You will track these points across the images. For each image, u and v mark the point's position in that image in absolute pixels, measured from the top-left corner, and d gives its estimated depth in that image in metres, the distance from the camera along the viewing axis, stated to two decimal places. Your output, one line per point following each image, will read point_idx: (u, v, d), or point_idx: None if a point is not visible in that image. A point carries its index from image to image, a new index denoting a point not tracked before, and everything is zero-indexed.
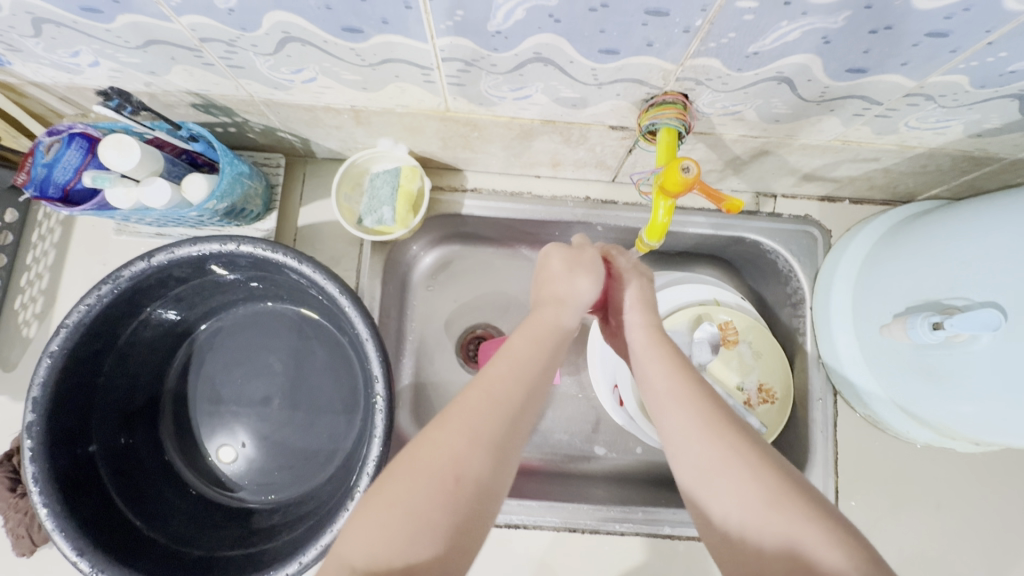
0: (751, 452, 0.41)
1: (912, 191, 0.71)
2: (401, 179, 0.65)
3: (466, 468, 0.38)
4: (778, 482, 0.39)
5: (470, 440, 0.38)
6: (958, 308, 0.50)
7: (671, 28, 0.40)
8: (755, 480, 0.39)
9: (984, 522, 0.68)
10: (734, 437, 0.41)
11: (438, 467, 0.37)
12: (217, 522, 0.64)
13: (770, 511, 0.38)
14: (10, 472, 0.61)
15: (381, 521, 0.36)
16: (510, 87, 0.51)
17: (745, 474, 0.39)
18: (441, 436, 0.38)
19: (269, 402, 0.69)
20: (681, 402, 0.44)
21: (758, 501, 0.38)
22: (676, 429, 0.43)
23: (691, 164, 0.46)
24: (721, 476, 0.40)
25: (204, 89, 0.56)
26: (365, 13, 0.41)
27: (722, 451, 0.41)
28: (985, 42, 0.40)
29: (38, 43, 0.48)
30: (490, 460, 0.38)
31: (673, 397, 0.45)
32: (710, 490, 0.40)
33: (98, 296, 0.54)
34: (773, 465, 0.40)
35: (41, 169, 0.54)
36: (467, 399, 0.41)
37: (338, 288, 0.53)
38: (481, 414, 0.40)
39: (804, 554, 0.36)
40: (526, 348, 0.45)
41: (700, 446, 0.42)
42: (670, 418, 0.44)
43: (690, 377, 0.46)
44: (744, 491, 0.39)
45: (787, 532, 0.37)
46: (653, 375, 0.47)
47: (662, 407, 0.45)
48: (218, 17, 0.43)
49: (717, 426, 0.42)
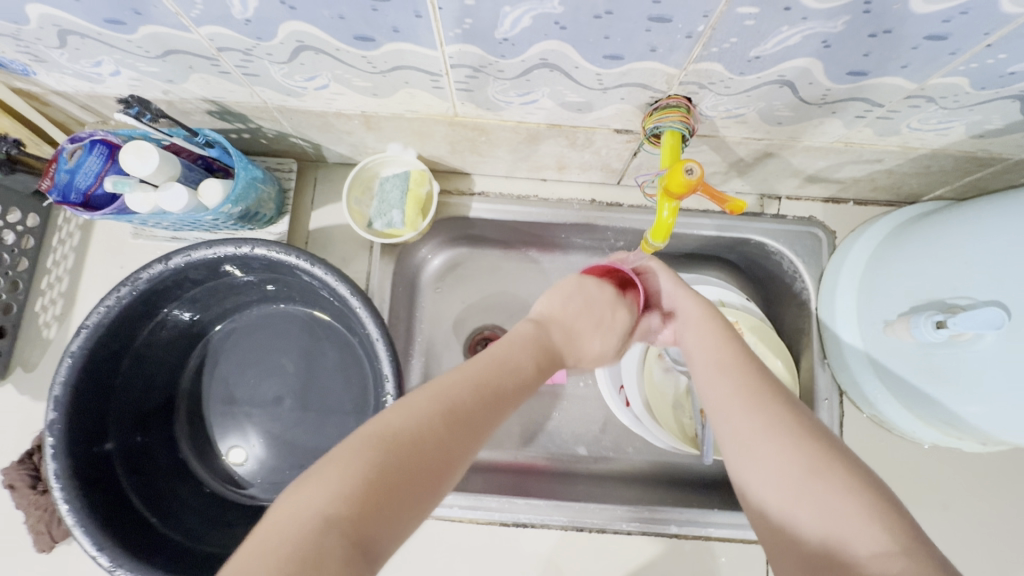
0: (790, 423, 0.42)
1: (916, 192, 0.71)
2: (411, 183, 0.67)
3: (437, 438, 0.37)
4: (819, 452, 0.40)
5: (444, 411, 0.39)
6: (962, 307, 0.51)
7: (674, 34, 0.41)
8: (795, 449, 0.40)
9: (993, 522, 0.68)
10: (775, 409, 0.44)
11: (415, 432, 0.37)
12: (229, 520, 0.65)
13: (807, 478, 0.39)
14: (30, 470, 0.63)
15: (350, 474, 0.33)
16: (516, 92, 0.52)
17: (784, 441, 0.41)
18: (421, 403, 0.39)
19: (281, 402, 0.71)
20: (729, 370, 0.49)
21: (796, 466, 0.40)
22: (722, 398, 0.47)
23: (695, 165, 0.47)
24: (763, 441, 0.42)
25: (219, 97, 0.57)
26: (376, 22, 0.42)
27: (763, 419, 0.43)
28: (983, 45, 0.40)
29: (62, 54, 0.50)
30: (461, 434, 0.39)
31: (720, 367, 0.49)
32: (751, 457, 0.42)
33: (117, 297, 0.56)
34: (817, 437, 0.41)
35: (63, 174, 0.56)
36: (452, 379, 0.42)
37: (349, 289, 0.55)
38: (460, 387, 0.41)
39: (839, 520, 0.36)
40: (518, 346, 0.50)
41: (744, 414, 0.45)
42: (716, 388, 0.48)
43: (739, 354, 0.50)
44: (784, 456, 0.41)
45: (825, 501, 0.37)
46: (705, 354, 0.52)
47: (709, 380, 0.49)
48: (235, 27, 0.44)
49: (760, 399, 0.45)
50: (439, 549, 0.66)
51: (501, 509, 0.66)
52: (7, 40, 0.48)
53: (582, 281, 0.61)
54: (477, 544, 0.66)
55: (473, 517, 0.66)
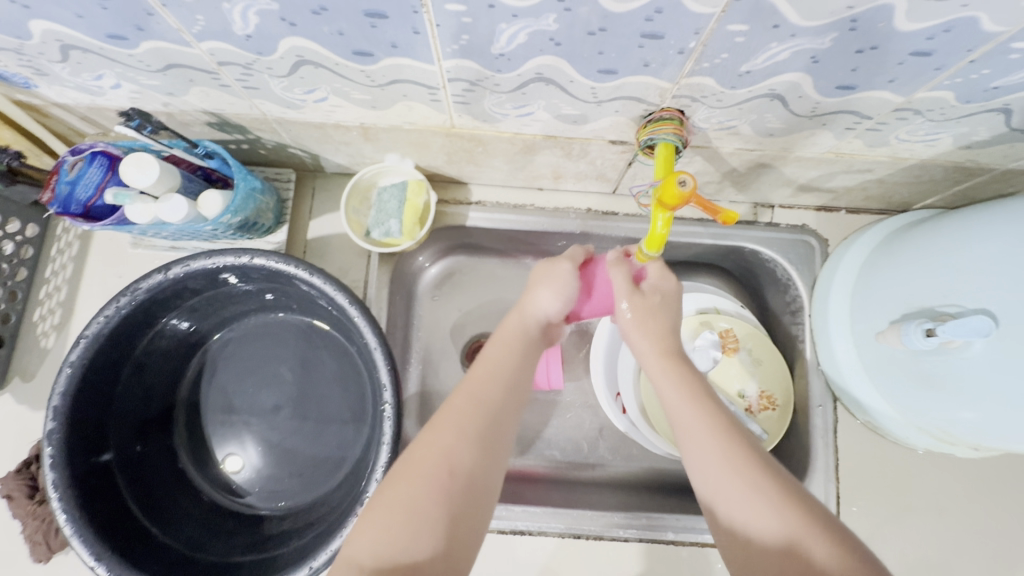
0: (773, 493, 0.42)
1: (906, 200, 0.72)
2: (408, 193, 0.67)
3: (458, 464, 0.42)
4: (802, 522, 0.40)
5: (463, 442, 0.43)
6: (951, 315, 0.52)
7: (667, 50, 0.42)
8: (779, 521, 0.40)
9: (985, 529, 0.69)
10: (757, 479, 0.42)
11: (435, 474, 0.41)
12: (228, 529, 0.65)
13: (791, 549, 0.39)
14: (28, 480, 0.63)
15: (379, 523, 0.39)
16: (512, 105, 0.53)
17: (769, 509, 0.41)
18: (441, 442, 0.43)
19: (279, 411, 0.71)
20: (699, 426, 0.46)
21: (782, 535, 0.40)
22: (702, 463, 0.45)
23: (688, 178, 0.48)
24: (747, 511, 0.41)
25: (219, 109, 0.58)
26: (375, 38, 0.43)
27: (746, 489, 0.42)
28: (968, 60, 0.41)
29: (64, 68, 0.51)
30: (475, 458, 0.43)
31: (692, 426, 0.47)
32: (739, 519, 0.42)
33: (116, 307, 0.56)
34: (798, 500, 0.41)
35: (64, 186, 0.56)
36: (457, 409, 0.45)
37: (347, 298, 0.55)
38: (459, 420, 0.44)
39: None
40: (499, 354, 0.50)
41: (726, 484, 0.43)
42: (696, 451, 0.46)
43: (707, 405, 0.48)
44: (768, 526, 0.40)
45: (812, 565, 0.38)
46: (677, 409, 0.48)
47: (686, 441, 0.47)
48: (235, 42, 0.45)
49: (739, 458, 0.44)
50: None
51: (499, 517, 0.66)
52: (9, 54, 0.49)
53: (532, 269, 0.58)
54: (475, 552, 0.67)
55: None
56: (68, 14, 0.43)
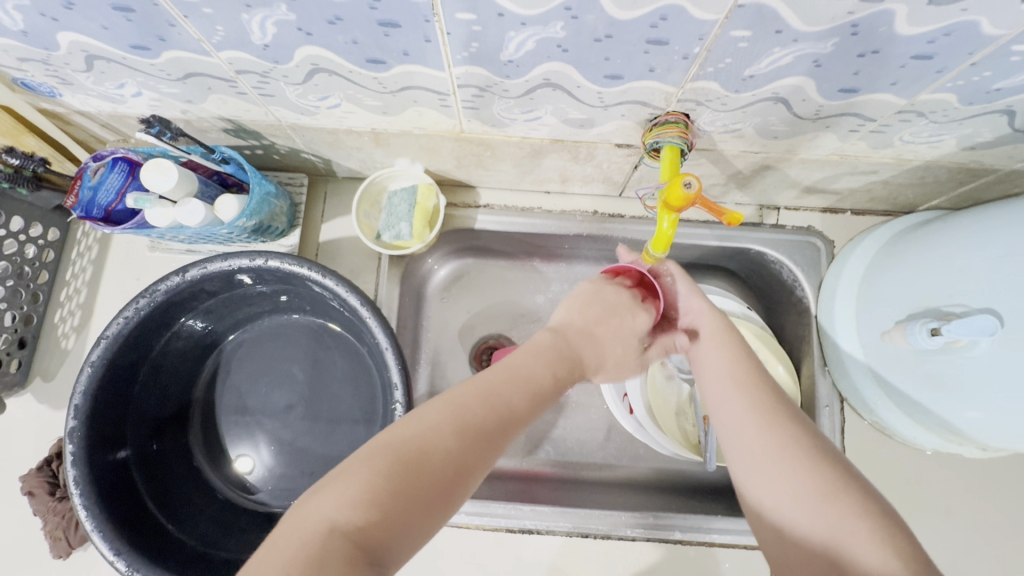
0: (806, 446, 0.43)
1: (912, 202, 0.72)
2: (418, 197, 0.69)
3: (451, 447, 0.38)
4: (833, 472, 0.41)
5: (461, 423, 0.40)
6: (956, 314, 0.52)
7: (671, 56, 0.43)
8: (810, 472, 0.41)
9: (995, 529, 0.69)
10: (790, 432, 0.44)
11: (429, 443, 0.38)
12: (242, 526, 0.67)
13: (821, 498, 0.39)
14: (49, 477, 0.65)
15: (367, 485, 0.35)
16: (520, 110, 0.54)
17: (800, 465, 0.42)
18: (439, 416, 0.40)
19: (292, 410, 0.72)
20: (741, 389, 0.49)
21: (813, 488, 0.40)
22: (737, 418, 0.47)
23: (693, 180, 0.49)
24: (777, 461, 0.43)
25: (235, 116, 0.60)
26: (387, 46, 0.45)
27: (779, 440, 0.44)
28: (969, 63, 0.42)
29: (88, 77, 0.53)
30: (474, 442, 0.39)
31: (736, 383, 0.50)
32: (763, 475, 0.43)
33: (135, 308, 0.58)
34: (827, 458, 0.42)
35: (87, 191, 0.58)
36: (467, 386, 0.43)
37: (359, 299, 0.56)
38: (480, 397, 0.42)
39: (843, 544, 0.37)
40: (532, 361, 0.47)
41: (760, 435, 0.45)
42: (731, 407, 0.48)
43: (750, 368, 0.51)
44: (799, 477, 0.41)
45: (835, 526, 0.38)
46: (720, 369, 0.52)
47: (722, 398, 0.50)
48: (253, 51, 0.47)
49: (775, 418, 0.45)
50: (447, 555, 0.67)
51: (507, 516, 0.67)
52: (36, 64, 0.51)
53: (598, 287, 0.58)
54: (483, 550, 0.67)
55: (480, 524, 0.67)
56: (94, 26, 0.44)
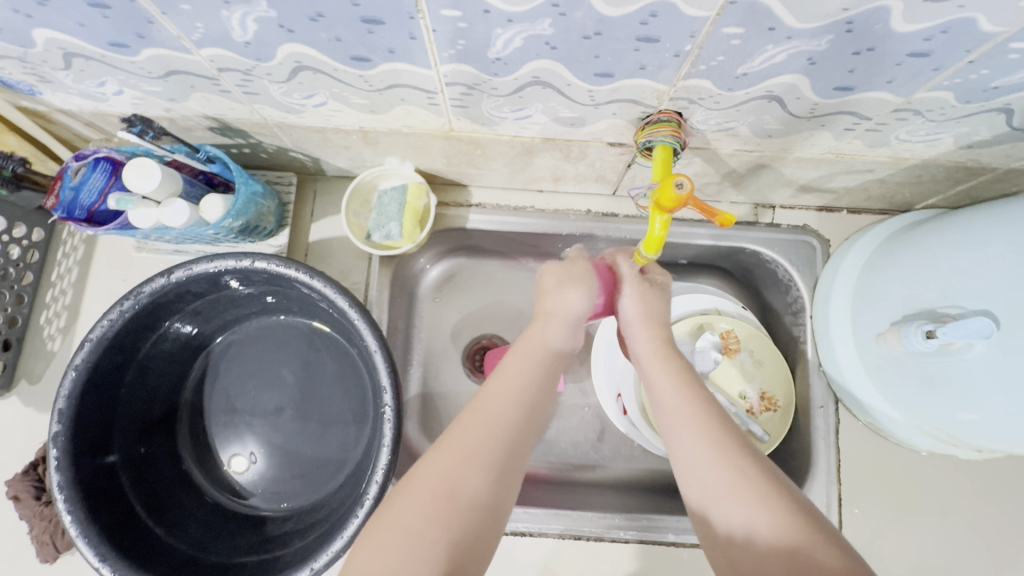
0: (759, 479, 0.42)
1: (908, 200, 0.72)
2: (408, 196, 0.68)
3: (463, 490, 0.40)
4: (789, 504, 0.40)
5: (469, 464, 0.41)
6: (952, 316, 0.52)
7: (663, 53, 0.42)
8: (764, 505, 0.40)
9: (990, 530, 0.69)
10: (744, 464, 0.43)
11: (440, 492, 0.40)
12: (231, 530, 0.66)
13: (778, 533, 0.39)
14: (35, 481, 0.64)
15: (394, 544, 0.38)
16: (510, 108, 0.53)
17: (757, 498, 0.41)
18: (442, 461, 0.42)
19: (281, 412, 0.71)
20: (688, 419, 0.46)
21: (770, 521, 0.39)
22: (687, 450, 0.45)
23: (685, 180, 0.48)
24: (732, 495, 0.42)
25: (220, 114, 0.59)
26: (372, 44, 0.43)
27: (733, 473, 0.42)
28: (966, 61, 0.41)
29: (68, 75, 0.52)
30: (485, 482, 0.41)
31: (683, 415, 0.47)
32: (723, 511, 0.42)
33: (120, 311, 0.57)
34: (782, 490, 0.42)
35: (68, 192, 0.57)
36: (463, 425, 0.44)
37: (348, 301, 0.56)
38: (477, 433, 0.43)
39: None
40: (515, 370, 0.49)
41: (712, 469, 0.43)
42: (679, 439, 0.46)
43: (696, 397, 0.48)
44: (756, 510, 0.40)
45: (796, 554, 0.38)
46: (665, 399, 0.49)
47: (671, 430, 0.47)
48: (235, 49, 0.45)
49: (728, 449, 0.44)
50: None
51: None
52: (13, 61, 0.50)
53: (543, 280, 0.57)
54: None
55: None
56: (70, 23, 0.43)
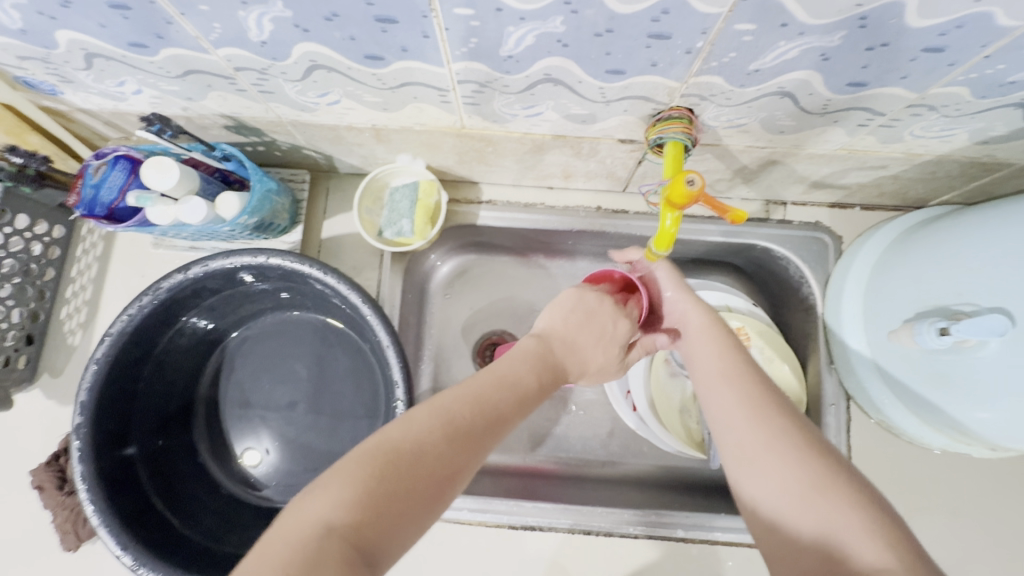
0: (795, 440, 0.42)
1: (922, 197, 0.71)
2: (420, 193, 0.68)
3: (443, 455, 0.37)
4: (821, 467, 0.39)
5: (452, 428, 0.39)
6: (965, 313, 0.51)
7: (674, 50, 0.42)
8: (799, 463, 0.40)
9: (1003, 530, 0.68)
10: (780, 425, 0.43)
11: (422, 446, 0.36)
12: (246, 522, 0.67)
13: (810, 491, 0.38)
14: (58, 471, 0.66)
15: (353, 484, 0.33)
16: (521, 105, 0.53)
17: (789, 460, 0.41)
18: (427, 420, 0.38)
19: (295, 406, 0.73)
20: (732, 382, 0.48)
21: (800, 482, 0.39)
22: (726, 409, 0.47)
23: (697, 177, 0.48)
24: (764, 456, 0.42)
25: (236, 113, 0.60)
26: (386, 42, 0.44)
27: (768, 433, 0.43)
28: (982, 56, 0.41)
29: (88, 75, 0.53)
30: (463, 448, 0.38)
31: (723, 377, 0.49)
32: (754, 471, 0.42)
33: (139, 306, 0.58)
34: (817, 453, 0.41)
35: (89, 190, 0.58)
36: (455, 393, 0.41)
37: (360, 297, 0.56)
38: (466, 403, 0.41)
39: (840, 539, 0.35)
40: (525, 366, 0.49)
41: (749, 427, 0.44)
42: (721, 400, 0.48)
43: (742, 364, 0.50)
44: (789, 470, 0.40)
45: (828, 516, 0.37)
46: (707, 364, 0.52)
47: (712, 391, 0.49)
48: (251, 48, 0.46)
49: (764, 413, 0.45)
50: (449, 551, 0.67)
51: (510, 512, 0.67)
52: (37, 62, 0.51)
53: (581, 294, 0.60)
54: (486, 546, 0.68)
55: (482, 520, 0.67)
56: (92, 24, 0.44)
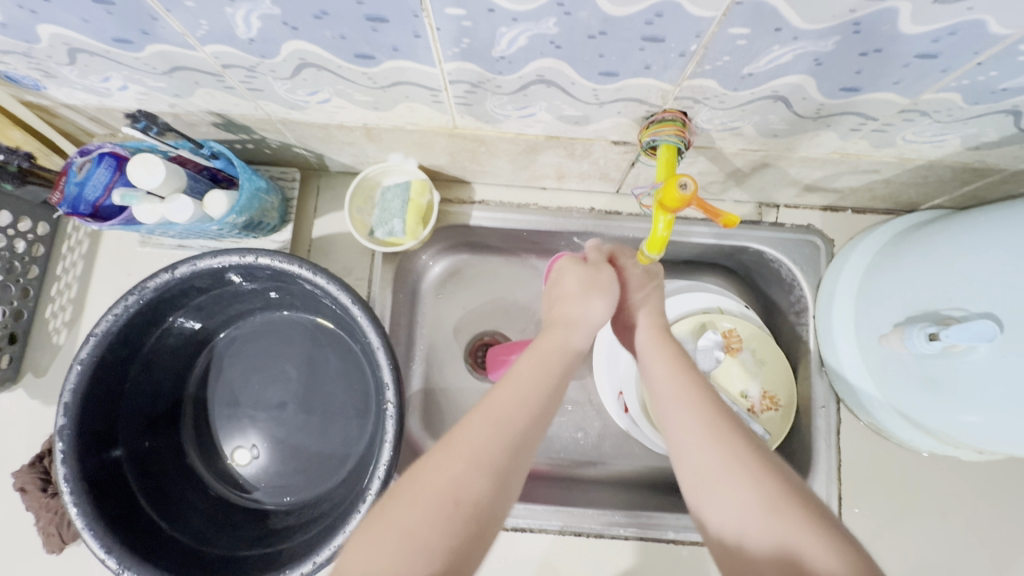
0: (751, 460, 0.43)
1: (914, 201, 0.71)
2: (412, 193, 0.68)
3: (465, 492, 0.40)
4: (778, 487, 0.42)
5: (469, 464, 0.41)
6: (956, 318, 0.51)
7: (667, 53, 0.42)
8: (755, 485, 0.42)
9: (989, 532, 0.69)
10: (735, 444, 0.44)
11: (437, 490, 0.40)
12: (235, 522, 0.67)
13: (769, 512, 0.40)
14: (41, 473, 0.65)
15: (382, 547, 0.38)
16: (514, 106, 0.53)
17: (747, 481, 0.42)
18: (441, 460, 0.42)
19: (284, 407, 0.72)
20: (684, 404, 0.48)
21: (758, 504, 0.41)
22: (682, 431, 0.46)
23: (689, 180, 0.47)
24: (722, 479, 0.43)
25: (224, 110, 0.59)
26: (376, 42, 0.43)
27: (724, 452, 0.44)
28: (974, 63, 0.41)
29: (72, 70, 0.52)
30: (486, 482, 0.41)
31: (674, 400, 0.48)
32: (713, 494, 0.43)
33: (124, 306, 0.57)
34: (773, 472, 0.43)
35: (72, 187, 0.57)
36: (467, 424, 0.44)
37: (351, 298, 0.56)
38: (479, 433, 0.43)
39: (799, 559, 0.38)
40: (529, 373, 0.48)
41: (706, 449, 0.44)
42: (675, 423, 0.47)
43: (695, 382, 0.49)
44: (747, 493, 0.42)
45: (786, 538, 0.39)
46: (660, 386, 0.50)
47: (666, 414, 0.48)
48: (239, 45, 0.45)
49: (720, 432, 0.45)
50: None
51: None
52: (18, 57, 0.50)
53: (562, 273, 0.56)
54: None
55: None
56: (74, 19, 0.43)
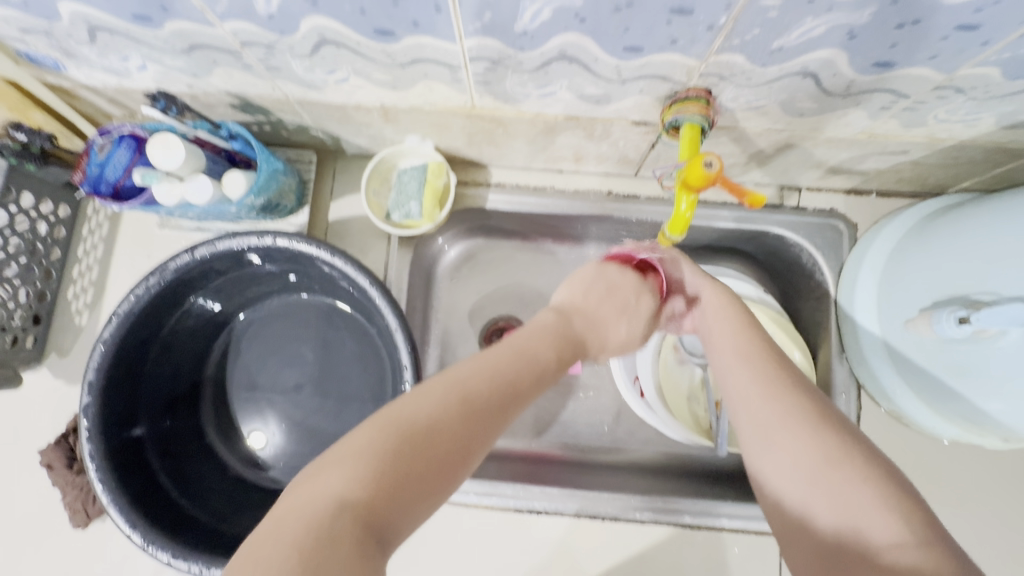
0: (810, 414, 0.41)
1: (941, 184, 0.69)
2: (428, 175, 0.67)
3: (462, 434, 0.36)
4: (837, 440, 0.39)
5: (468, 402, 0.37)
6: (985, 302, 0.51)
7: (695, 26, 0.41)
8: (813, 439, 0.39)
9: (1012, 522, 0.68)
10: (793, 400, 0.43)
11: (435, 422, 0.35)
12: (254, 502, 0.68)
13: (827, 467, 0.38)
14: (66, 451, 0.66)
15: (366, 462, 0.32)
16: (534, 84, 0.52)
17: (806, 435, 0.40)
18: (442, 394, 0.37)
19: (301, 389, 0.72)
20: (746, 360, 0.47)
21: (818, 457, 0.39)
22: (741, 387, 0.46)
23: (714, 159, 0.47)
24: (779, 433, 0.41)
25: (242, 90, 0.58)
26: (397, 16, 0.43)
27: (782, 408, 0.42)
28: (1017, 34, 0.39)
29: (92, 50, 0.52)
30: (479, 425, 0.37)
31: (740, 355, 0.48)
32: (771, 448, 0.42)
33: (145, 287, 0.57)
34: (832, 425, 0.40)
35: (94, 167, 0.58)
36: (472, 366, 0.40)
37: (368, 279, 0.56)
38: (481, 376, 0.39)
39: (860, 520, 0.35)
40: (542, 340, 0.46)
41: (763, 404, 0.43)
42: (736, 379, 0.47)
43: (758, 342, 0.49)
44: (805, 447, 0.39)
45: (846, 494, 0.36)
46: (723, 341, 0.51)
47: (727, 368, 0.49)
48: (258, 21, 0.45)
49: (780, 388, 0.44)
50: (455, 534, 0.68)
51: (517, 496, 0.68)
52: (39, 35, 0.50)
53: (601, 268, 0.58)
54: (492, 530, 0.68)
55: (490, 504, 0.68)
56: None
